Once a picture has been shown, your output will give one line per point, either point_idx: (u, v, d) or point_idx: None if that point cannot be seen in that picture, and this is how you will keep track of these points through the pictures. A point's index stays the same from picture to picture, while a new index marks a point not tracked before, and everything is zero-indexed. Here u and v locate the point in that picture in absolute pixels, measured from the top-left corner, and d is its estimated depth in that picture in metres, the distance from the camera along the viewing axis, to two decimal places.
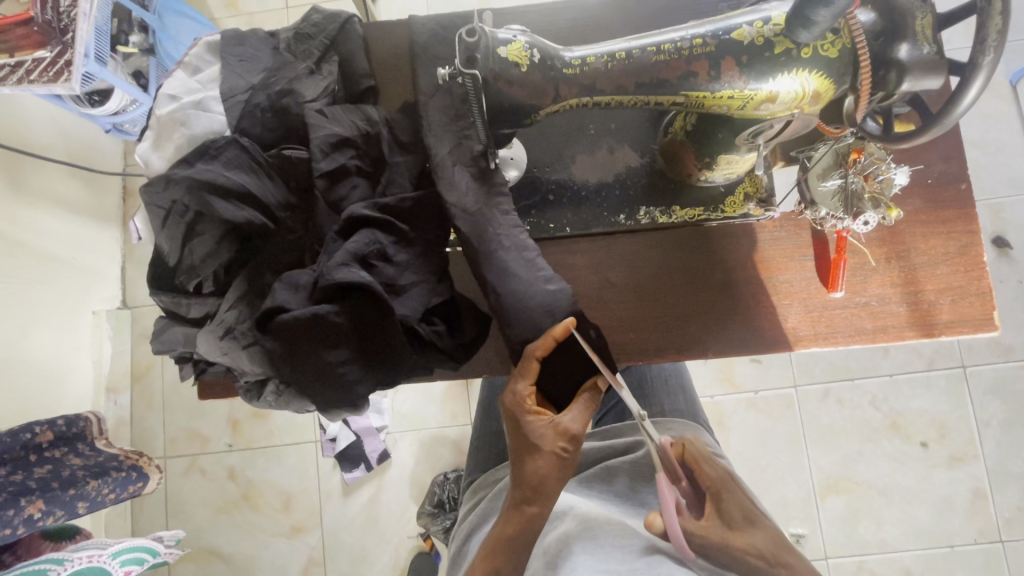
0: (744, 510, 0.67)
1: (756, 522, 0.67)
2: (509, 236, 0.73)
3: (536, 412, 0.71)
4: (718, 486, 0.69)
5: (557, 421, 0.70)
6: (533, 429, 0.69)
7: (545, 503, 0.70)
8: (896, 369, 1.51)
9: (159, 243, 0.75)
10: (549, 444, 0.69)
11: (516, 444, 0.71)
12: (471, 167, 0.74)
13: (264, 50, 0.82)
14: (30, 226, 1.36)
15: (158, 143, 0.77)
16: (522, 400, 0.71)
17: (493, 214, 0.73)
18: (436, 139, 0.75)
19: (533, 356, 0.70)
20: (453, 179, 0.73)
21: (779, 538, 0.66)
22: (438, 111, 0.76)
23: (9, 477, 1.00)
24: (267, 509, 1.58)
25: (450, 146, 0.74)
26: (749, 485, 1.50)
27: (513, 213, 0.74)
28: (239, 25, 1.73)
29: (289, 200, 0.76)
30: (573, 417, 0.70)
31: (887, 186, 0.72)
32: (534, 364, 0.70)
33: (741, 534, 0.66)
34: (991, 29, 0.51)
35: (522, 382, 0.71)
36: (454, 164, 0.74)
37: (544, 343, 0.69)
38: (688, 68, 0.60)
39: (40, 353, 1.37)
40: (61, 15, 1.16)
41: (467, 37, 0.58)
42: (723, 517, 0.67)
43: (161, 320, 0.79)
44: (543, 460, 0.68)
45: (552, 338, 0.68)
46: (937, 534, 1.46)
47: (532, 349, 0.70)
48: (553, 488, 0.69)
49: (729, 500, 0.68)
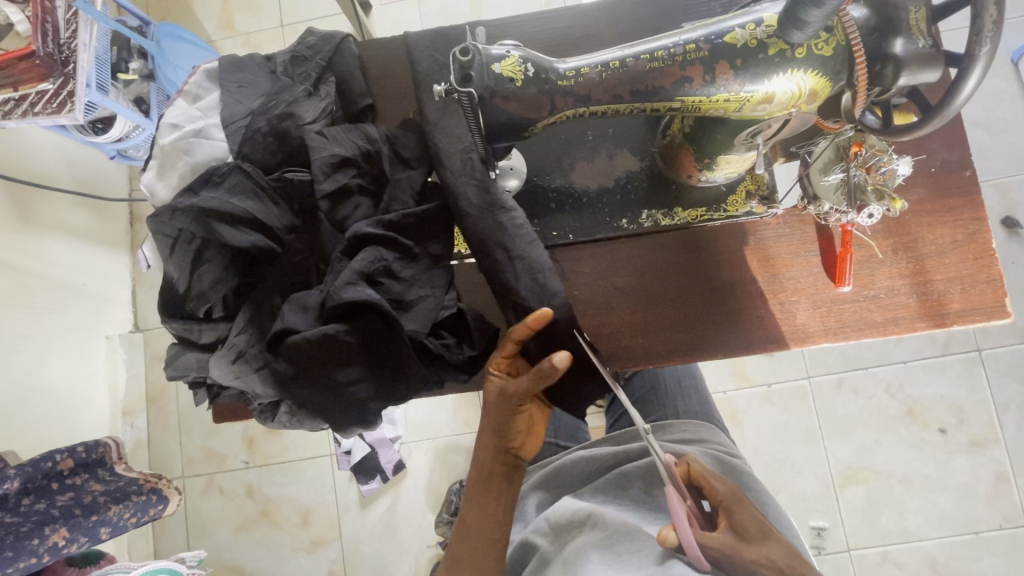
0: (757, 523, 0.68)
1: (770, 535, 0.67)
2: (523, 257, 0.72)
3: (496, 377, 0.73)
4: (729, 501, 0.70)
5: (504, 387, 0.72)
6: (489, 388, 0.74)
7: (484, 456, 0.74)
8: (910, 356, 1.49)
9: (168, 271, 0.75)
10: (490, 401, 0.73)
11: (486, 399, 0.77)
12: (476, 186, 0.73)
13: (261, 75, 0.83)
14: (41, 256, 1.38)
15: (163, 172, 0.79)
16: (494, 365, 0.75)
17: (504, 234, 0.72)
18: (445, 159, 0.75)
19: (510, 337, 0.71)
20: (463, 201, 0.74)
21: (792, 550, 0.66)
22: (445, 134, 0.76)
23: (33, 506, 1.03)
24: (287, 524, 1.59)
25: (459, 168, 0.74)
26: (766, 480, 1.49)
27: (526, 227, 0.73)
28: (236, 46, 1.75)
29: (293, 222, 0.77)
30: (515, 387, 0.71)
31: (890, 178, 0.72)
32: (508, 345, 0.71)
33: (755, 545, 0.66)
34: (987, 19, 0.51)
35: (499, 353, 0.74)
36: (464, 183, 0.74)
37: (519, 329, 0.69)
38: (682, 73, 0.60)
39: (58, 381, 1.39)
40: (61, 48, 1.20)
41: (461, 56, 0.58)
42: (736, 530, 0.68)
43: (173, 346, 0.81)
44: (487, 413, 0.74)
45: (526, 326, 0.68)
46: (960, 520, 1.45)
47: (511, 331, 0.71)
48: (490, 440, 0.74)
49: (741, 514, 0.69)
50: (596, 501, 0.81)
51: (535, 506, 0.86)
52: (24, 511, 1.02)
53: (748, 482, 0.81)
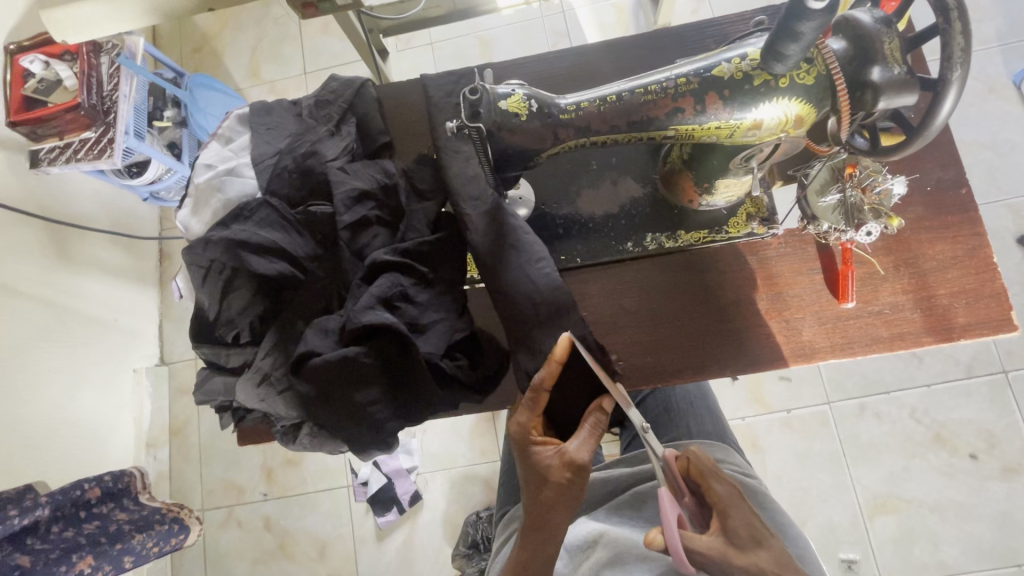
0: (750, 531, 0.65)
1: (763, 543, 0.65)
2: (545, 300, 0.74)
3: (542, 441, 0.71)
4: (724, 505, 0.67)
5: (565, 451, 0.69)
6: (539, 458, 0.70)
7: (552, 531, 0.71)
8: (933, 379, 1.47)
9: (200, 299, 0.81)
10: (554, 474, 0.69)
11: (526, 473, 0.71)
12: (498, 236, 0.76)
13: (288, 118, 0.89)
14: (76, 293, 1.47)
15: (197, 209, 0.85)
16: (528, 430, 0.71)
17: (524, 276, 0.75)
18: (463, 210, 0.78)
19: (542, 388, 0.70)
20: (483, 248, 0.76)
21: (783, 559, 0.64)
22: (462, 188, 0.79)
23: (62, 534, 1.07)
24: (304, 558, 1.59)
25: (481, 220, 0.77)
26: (790, 510, 1.45)
27: (551, 272, 0.75)
28: (263, 93, 1.86)
29: (316, 251, 0.82)
30: (580, 446, 0.69)
31: (886, 197, 0.75)
32: (544, 396, 0.70)
33: (744, 553, 0.63)
34: (956, 47, 0.54)
35: (527, 413, 0.71)
36: (486, 232, 0.77)
37: (551, 372, 0.68)
38: (674, 104, 0.64)
39: (87, 414, 1.44)
40: (105, 99, 1.34)
41: (470, 95, 0.65)
42: (728, 536, 0.65)
43: (203, 371, 0.85)
44: (546, 489, 0.69)
45: (557, 364, 0.68)
46: (999, 551, 1.39)
47: (541, 381, 0.69)
48: (561, 514, 0.70)
49: (735, 519, 0.66)
50: (610, 521, 0.82)
51: None
52: (53, 538, 1.06)
53: (765, 502, 0.81)
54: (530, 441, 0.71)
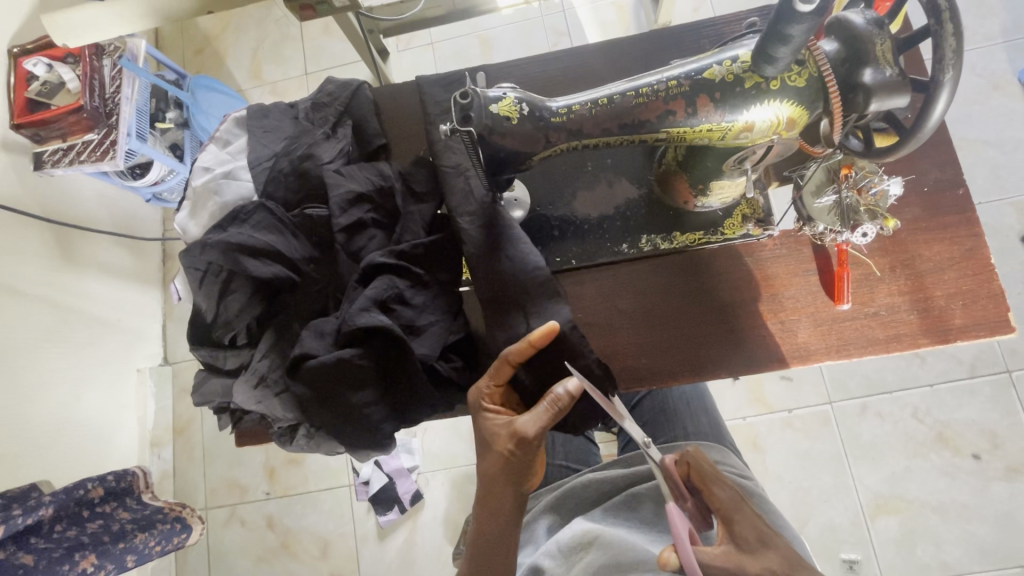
0: (756, 532, 0.65)
1: (769, 542, 0.65)
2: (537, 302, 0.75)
3: (496, 410, 0.72)
4: (728, 510, 0.68)
5: (513, 421, 0.69)
6: (487, 425, 0.72)
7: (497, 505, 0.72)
8: (935, 379, 1.46)
9: (197, 301, 0.80)
10: (499, 443, 0.70)
11: (479, 438, 0.74)
12: (489, 237, 0.77)
13: (285, 121, 0.90)
14: (80, 294, 1.48)
15: (194, 212, 0.86)
16: (484, 397, 0.73)
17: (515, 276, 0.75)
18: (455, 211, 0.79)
19: (507, 361, 0.72)
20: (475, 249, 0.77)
21: (792, 557, 0.64)
22: (455, 190, 0.80)
23: (66, 533, 1.09)
24: (306, 556, 1.60)
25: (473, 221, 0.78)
26: (791, 510, 1.45)
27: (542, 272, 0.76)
28: (264, 94, 1.87)
29: (312, 253, 0.83)
30: (528, 420, 0.68)
31: (882, 198, 0.75)
32: (506, 369, 0.72)
33: (753, 556, 0.63)
34: (947, 49, 0.54)
35: (487, 380, 0.73)
36: (478, 233, 0.77)
37: (520, 349, 0.71)
38: (666, 107, 0.64)
39: (91, 414, 1.46)
40: (107, 101, 1.34)
41: (461, 99, 0.64)
42: (736, 541, 0.65)
43: (201, 373, 0.85)
44: (494, 457, 0.71)
45: (530, 344, 0.70)
46: (1002, 552, 1.38)
47: (507, 353, 0.72)
48: (502, 484, 0.71)
49: (741, 524, 0.66)
50: (606, 522, 0.81)
51: (545, 529, 0.86)
52: (57, 537, 1.07)
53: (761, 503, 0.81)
54: (484, 408, 0.73)
